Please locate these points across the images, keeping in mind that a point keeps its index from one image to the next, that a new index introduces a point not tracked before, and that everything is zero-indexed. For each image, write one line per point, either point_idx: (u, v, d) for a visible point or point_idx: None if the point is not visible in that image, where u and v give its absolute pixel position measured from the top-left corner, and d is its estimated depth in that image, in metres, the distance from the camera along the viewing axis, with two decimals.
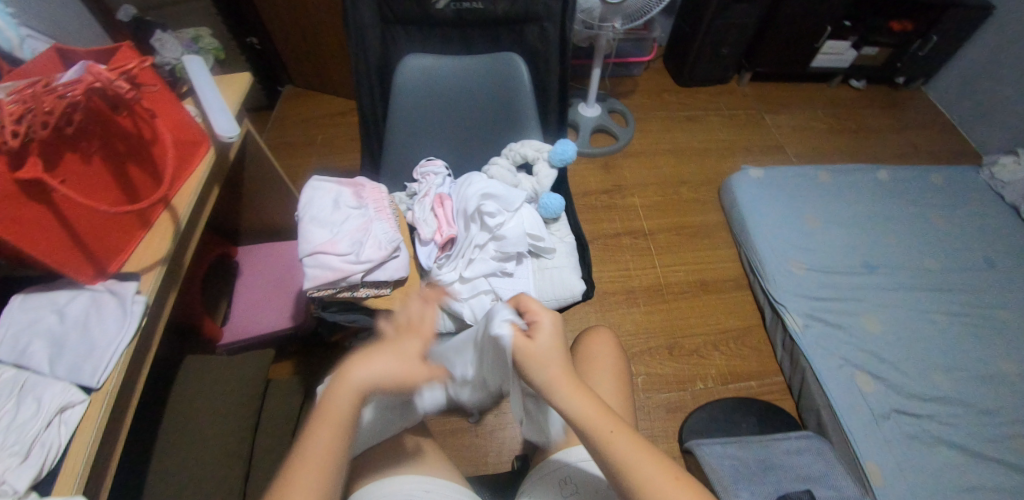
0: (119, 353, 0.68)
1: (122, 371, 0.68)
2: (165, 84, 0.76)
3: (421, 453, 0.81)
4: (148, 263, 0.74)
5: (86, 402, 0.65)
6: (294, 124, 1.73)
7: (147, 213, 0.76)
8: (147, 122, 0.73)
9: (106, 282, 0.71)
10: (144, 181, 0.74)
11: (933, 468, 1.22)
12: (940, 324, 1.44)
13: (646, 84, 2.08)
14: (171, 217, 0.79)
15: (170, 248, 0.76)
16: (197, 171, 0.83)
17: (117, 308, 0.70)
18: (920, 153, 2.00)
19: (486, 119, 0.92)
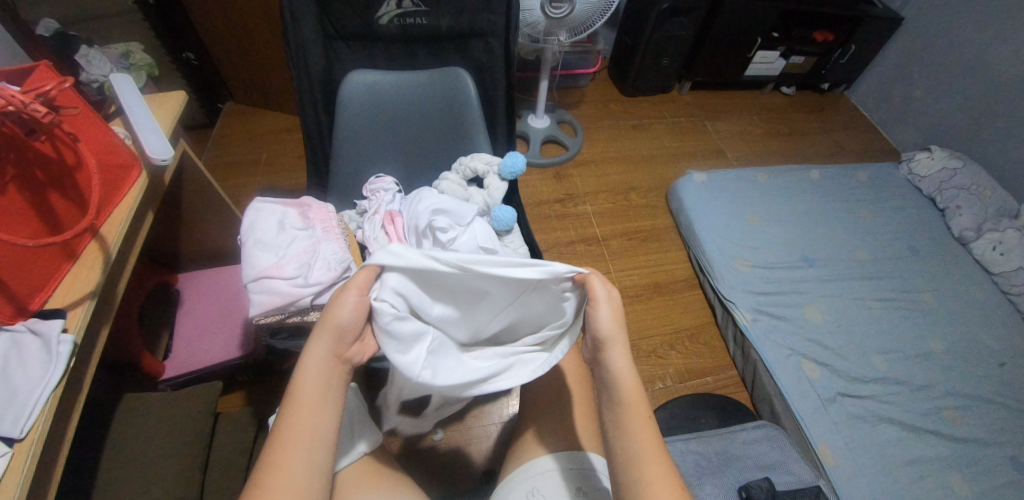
0: (43, 398, 0.63)
1: (48, 418, 0.63)
2: (89, 106, 0.71)
3: (385, 478, 0.78)
4: (76, 298, 0.69)
5: (9, 454, 0.60)
6: (237, 142, 1.66)
7: (73, 244, 0.71)
8: (70, 146, 0.68)
9: (27, 320, 0.66)
10: (68, 209, 0.69)
11: (877, 445, 1.29)
12: (875, 310, 1.54)
13: (592, 94, 2.13)
14: (100, 246, 0.74)
15: (100, 281, 0.71)
16: (128, 197, 0.78)
17: (40, 350, 0.64)
18: (847, 152, 2.14)
19: (435, 132, 0.91)
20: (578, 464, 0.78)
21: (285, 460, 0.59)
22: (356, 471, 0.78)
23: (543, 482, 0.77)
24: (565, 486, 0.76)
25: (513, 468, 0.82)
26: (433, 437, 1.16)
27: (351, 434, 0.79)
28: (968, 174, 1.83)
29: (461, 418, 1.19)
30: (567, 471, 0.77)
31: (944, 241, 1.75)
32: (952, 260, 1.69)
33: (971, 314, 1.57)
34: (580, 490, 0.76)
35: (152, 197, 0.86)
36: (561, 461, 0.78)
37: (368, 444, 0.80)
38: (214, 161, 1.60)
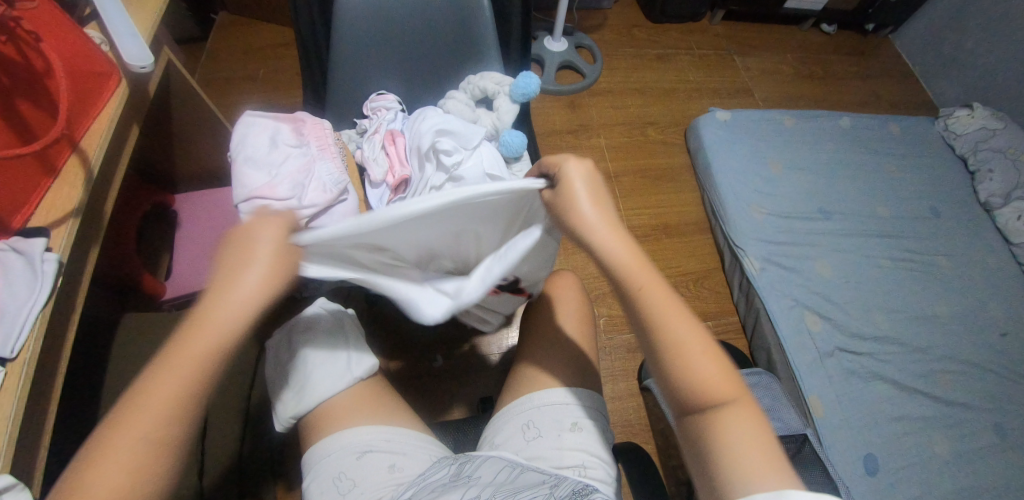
0: (32, 318, 0.60)
1: (39, 337, 0.61)
2: (49, 1, 0.65)
3: (381, 405, 0.77)
4: (59, 217, 0.66)
5: (2, 373, 0.58)
6: (235, 52, 1.58)
7: (51, 157, 0.67)
8: (34, 47, 0.63)
9: (10, 240, 0.63)
10: (40, 119, 0.66)
11: (868, 402, 1.30)
12: (886, 269, 1.50)
13: (617, 19, 1.98)
14: (81, 160, 0.70)
15: (83, 199, 0.68)
16: (108, 108, 0.75)
17: (24, 268, 0.62)
18: (881, 102, 2.02)
19: (444, 46, 0.83)
20: (574, 400, 0.77)
21: (148, 411, 0.50)
22: (352, 396, 0.76)
23: (540, 416, 0.76)
24: (561, 420, 0.76)
25: (509, 399, 0.81)
26: (431, 364, 1.16)
27: (347, 359, 0.77)
28: (1007, 137, 1.74)
29: (459, 345, 1.19)
30: (563, 406, 0.77)
31: (968, 204, 1.68)
32: (974, 225, 1.64)
33: (984, 281, 1.53)
34: (576, 425, 0.76)
35: (138, 106, 0.82)
36: (558, 395, 0.77)
37: (365, 370, 0.77)
38: (211, 75, 1.52)
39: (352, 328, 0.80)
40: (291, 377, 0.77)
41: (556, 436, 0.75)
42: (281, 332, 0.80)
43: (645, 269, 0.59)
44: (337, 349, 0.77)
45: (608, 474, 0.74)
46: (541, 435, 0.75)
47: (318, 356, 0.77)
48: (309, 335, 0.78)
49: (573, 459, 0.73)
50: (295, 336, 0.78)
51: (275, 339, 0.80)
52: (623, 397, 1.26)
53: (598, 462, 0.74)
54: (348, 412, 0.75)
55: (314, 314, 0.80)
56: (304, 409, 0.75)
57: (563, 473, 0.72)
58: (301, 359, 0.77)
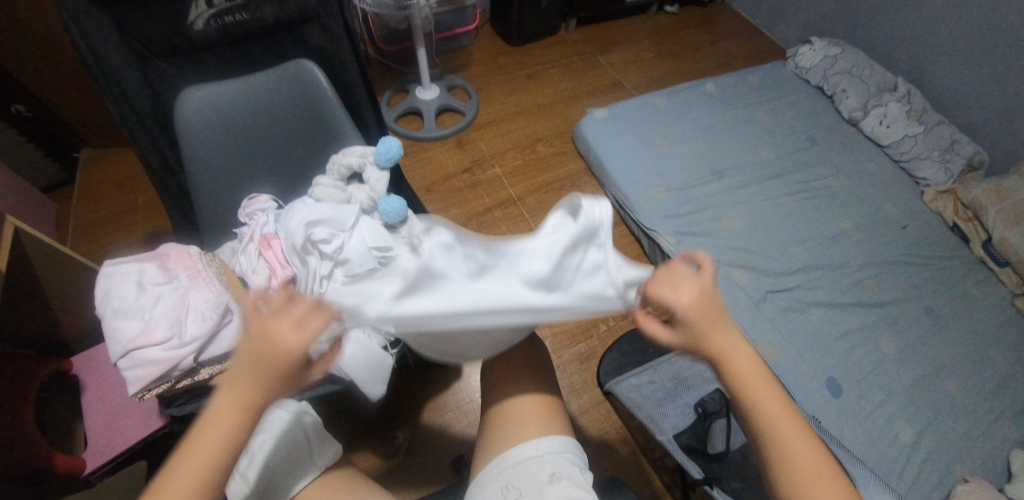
0: None
1: None
2: None
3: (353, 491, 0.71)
4: None
5: None
6: (103, 192, 1.49)
7: None
8: None
9: None
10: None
11: (810, 331, 1.37)
12: (786, 206, 1.61)
13: (479, 52, 2.05)
14: None
15: None
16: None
17: None
18: (737, 59, 2.19)
19: (300, 136, 0.87)
20: (546, 449, 0.74)
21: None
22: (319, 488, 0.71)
23: (515, 474, 0.72)
24: (537, 474, 0.72)
25: (480, 466, 0.77)
26: (393, 441, 1.11)
27: None
28: (848, 59, 1.93)
29: (418, 412, 1.15)
30: (537, 460, 0.73)
31: (837, 125, 1.84)
32: (847, 142, 1.79)
33: (872, 188, 1.67)
34: (554, 476, 0.72)
35: None
36: (528, 450, 0.74)
37: (330, 458, 0.73)
38: (86, 221, 1.43)
39: (311, 418, 0.74)
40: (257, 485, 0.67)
41: (537, 492, 0.70)
42: (235, 438, 0.70)
43: (759, 383, 0.60)
44: (301, 449, 0.71)
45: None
46: (522, 494, 0.71)
47: (281, 457, 0.70)
48: (268, 438, 0.70)
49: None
50: (252, 441, 0.69)
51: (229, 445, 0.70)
52: (592, 407, 1.27)
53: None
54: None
55: (271, 413, 0.71)
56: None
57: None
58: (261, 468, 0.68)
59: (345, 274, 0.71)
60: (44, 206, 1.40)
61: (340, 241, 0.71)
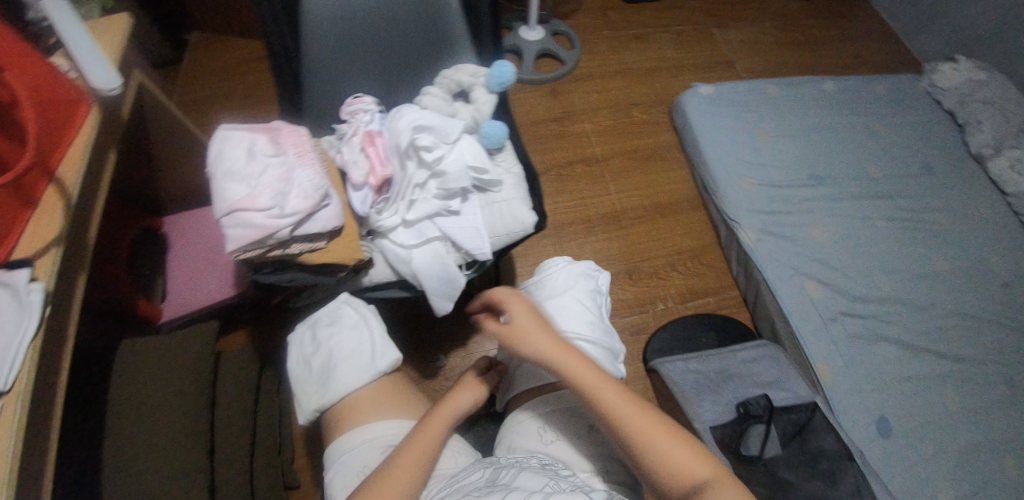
0: (24, 348, 0.54)
1: (33, 369, 0.55)
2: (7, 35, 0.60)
3: (404, 400, 0.73)
4: (43, 246, 0.60)
5: None
6: (209, 75, 1.56)
7: (26, 188, 0.61)
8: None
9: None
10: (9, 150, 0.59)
11: (875, 364, 1.29)
12: (882, 230, 1.49)
13: (592, 2, 1.96)
14: (58, 190, 0.64)
15: (67, 227, 0.62)
16: (79, 138, 0.68)
17: (10, 299, 0.55)
18: (864, 63, 2.01)
19: (419, 44, 0.86)
20: None
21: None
22: (376, 391, 0.72)
23: (556, 418, 0.74)
24: (577, 424, 0.73)
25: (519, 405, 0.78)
26: (435, 363, 1.14)
27: (370, 352, 0.73)
28: (992, 88, 1.73)
29: (463, 342, 1.17)
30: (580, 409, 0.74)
31: (959, 158, 1.67)
32: (967, 178, 1.63)
33: (981, 234, 1.52)
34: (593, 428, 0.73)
35: (112, 132, 0.76)
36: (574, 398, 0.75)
37: (390, 364, 0.73)
38: (190, 99, 1.50)
39: (373, 319, 0.76)
40: (318, 371, 0.72)
41: (575, 440, 0.72)
42: (306, 326, 0.76)
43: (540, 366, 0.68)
44: (362, 346, 0.73)
45: (630, 480, 0.71)
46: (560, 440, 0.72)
47: (346, 349, 0.73)
48: (335, 330, 0.74)
49: (594, 464, 0.70)
50: (321, 331, 0.74)
51: (299, 332, 0.76)
52: (631, 380, 1.25)
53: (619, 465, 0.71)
54: (369, 408, 0.70)
55: (340, 308, 0.76)
56: (328, 401, 0.71)
57: (585, 478, 0.69)
58: (328, 355, 0.73)
59: (439, 186, 0.70)
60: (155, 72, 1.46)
61: (436, 150, 0.69)
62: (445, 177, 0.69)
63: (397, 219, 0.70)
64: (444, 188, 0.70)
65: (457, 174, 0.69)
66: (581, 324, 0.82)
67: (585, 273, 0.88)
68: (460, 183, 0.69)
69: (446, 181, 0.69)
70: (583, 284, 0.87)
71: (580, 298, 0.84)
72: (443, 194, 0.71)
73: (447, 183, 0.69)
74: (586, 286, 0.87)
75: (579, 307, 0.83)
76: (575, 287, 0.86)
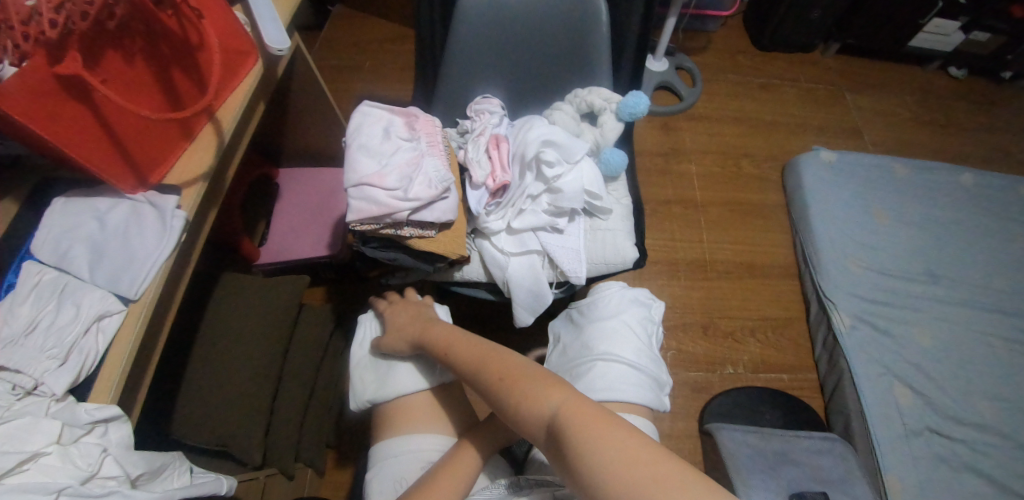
0: (156, 267, 0.59)
1: (158, 288, 0.60)
2: None
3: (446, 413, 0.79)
4: (190, 178, 0.66)
5: (124, 313, 0.57)
6: (346, 46, 1.66)
7: (190, 123, 0.66)
8: (195, 24, 0.62)
9: (147, 193, 0.63)
10: (187, 86, 0.65)
11: (957, 493, 1.16)
12: (995, 349, 1.35)
13: (723, 43, 1.91)
14: (214, 130, 0.69)
15: (214, 165, 0.67)
16: (241, 87, 0.73)
17: (156, 221, 0.61)
18: (1011, 161, 1.82)
19: (558, 59, 0.86)
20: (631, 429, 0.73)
21: None
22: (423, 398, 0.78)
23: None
24: None
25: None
26: None
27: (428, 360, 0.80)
28: None
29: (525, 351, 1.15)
30: None
31: None
32: None
33: None
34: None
35: (265, 85, 0.82)
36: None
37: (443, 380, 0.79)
38: (324, 65, 1.61)
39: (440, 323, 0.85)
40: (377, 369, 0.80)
41: None
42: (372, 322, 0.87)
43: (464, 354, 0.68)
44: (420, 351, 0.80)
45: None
46: None
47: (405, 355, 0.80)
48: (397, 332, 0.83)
49: None
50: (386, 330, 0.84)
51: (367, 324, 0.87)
52: (682, 437, 1.20)
53: None
54: (417, 414, 0.77)
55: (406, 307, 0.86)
56: (382, 396, 0.78)
57: None
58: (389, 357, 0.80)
59: (551, 202, 0.71)
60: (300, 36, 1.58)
61: (559, 167, 0.70)
62: (560, 195, 0.70)
63: (503, 224, 0.71)
64: (556, 206, 0.71)
65: (573, 195, 0.70)
66: (626, 352, 0.77)
67: (638, 298, 0.83)
68: (575, 204, 0.70)
69: (561, 198, 0.70)
70: (635, 309, 0.82)
71: (630, 325, 0.79)
72: (553, 212, 0.72)
73: (563, 201, 0.70)
74: (639, 314, 0.81)
75: (628, 335, 0.78)
76: (625, 312, 0.81)
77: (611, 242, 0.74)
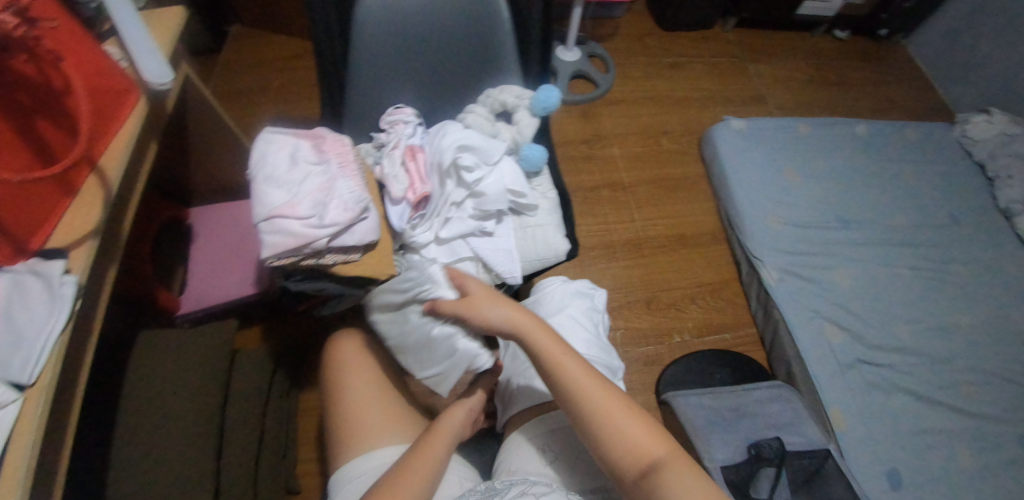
0: (51, 342, 0.54)
1: (58, 364, 0.55)
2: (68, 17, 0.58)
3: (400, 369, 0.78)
4: (78, 237, 0.60)
5: (20, 402, 0.51)
6: (248, 71, 1.57)
7: (68, 176, 0.61)
8: (56, 70, 0.57)
9: (27, 261, 0.57)
10: (58, 137, 0.59)
11: (891, 416, 1.26)
12: (906, 279, 1.47)
13: (628, 26, 1.97)
14: (99, 180, 0.64)
15: (103, 219, 0.62)
16: (124, 128, 0.67)
17: (42, 291, 0.55)
18: (896, 108, 1.99)
19: (465, 61, 0.85)
20: None
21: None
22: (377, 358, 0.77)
23: (555, 438, 0.73)
24: (575, 443, 0.73)
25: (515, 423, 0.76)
26: None
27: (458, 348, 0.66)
28: None
29: None
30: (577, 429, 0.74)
31: (988, 212, 1.64)
32: (995, 233, 1.60)
33: (1006, 292, 1.49)
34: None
35: (154, 122, 0.76)
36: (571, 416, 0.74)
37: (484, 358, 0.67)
38: (226, 93, 1.52)
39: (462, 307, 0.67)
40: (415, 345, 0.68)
41: (574, 460, 0.72)
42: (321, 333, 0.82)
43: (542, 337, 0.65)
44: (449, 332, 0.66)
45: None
46: (558, 458, 0.71)
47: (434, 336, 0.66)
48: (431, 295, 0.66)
49: (591, 482, 0.71)
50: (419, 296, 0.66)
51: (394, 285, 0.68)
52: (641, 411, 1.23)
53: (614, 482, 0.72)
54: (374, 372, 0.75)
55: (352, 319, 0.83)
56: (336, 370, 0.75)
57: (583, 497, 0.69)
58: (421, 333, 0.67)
59: (476, 207, 0.70)
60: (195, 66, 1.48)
61: (477, 169, 0.69)
62: (484, 196, 0.69)
63: (431, 235, 0.70)
64: (482, 209, 0.70)
65: (496, 194, 0.69)
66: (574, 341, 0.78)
67: (580, 290, 0.85)
68: (500, 205, 0.69)
69: (484, 200, 0.69)
70: (578, 301, 0.83)
71: (576, 317, 0.81)
72: (480, 216, 0.71)
73: (487, 203, 0.69)
74: (583, 305, 0.83)
75: (576, 326, 0.80)
76: (568, 305, 0.82)
77: (542, 240, 0.74)
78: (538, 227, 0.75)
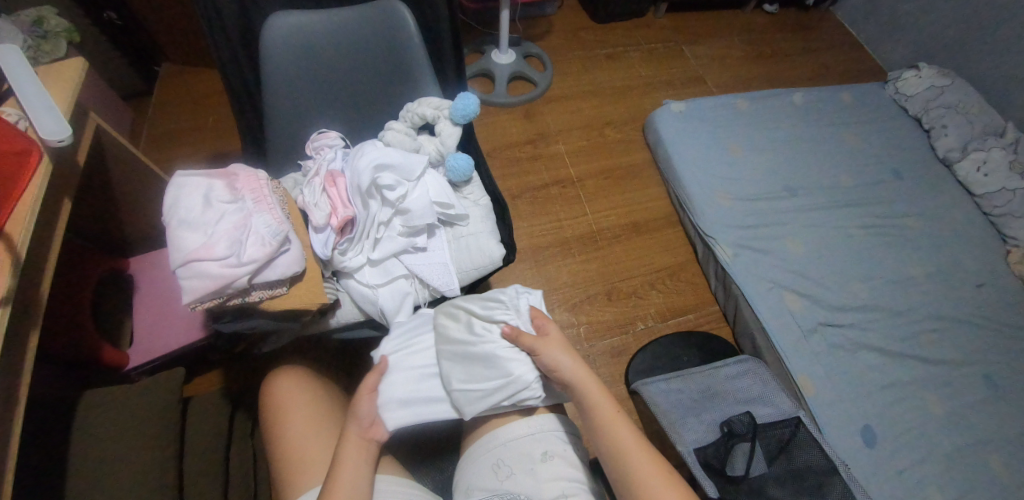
0: None
1: None
2: None
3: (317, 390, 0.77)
4: None
5: None
6: (179, 110, 1.53)
7: None
8: None
9: None
10: None
11: (857, 373, 1.29)
12: (856, 238, 1.51)
13: (563, 23, 1.99)
14: (6, 246, 0.63)
15: (14, 284, 0.61)
16: (29, 191, 0.66)
17: None
18: (831, 74, 2.05)
19: (383, 78, 0.85)
20: (539, 428, 0.73)
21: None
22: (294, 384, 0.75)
23: (508, 452, 0.72)
24: (530, 453, 0.71)
25: (472, 442, 0.76)
26: None
27: None
28: (955, 92, 1.77)
29: None
30: (530, 438, 0.72)
31: (927, 163, 1.70)
32: (936, 183, 1.65)
33: (952, 239, 1.54)
34: (546, 454, 0.71)
35: (64, 179, 0.74)
36: (522, 428, 0.73)
37: None
38: (159, 136, 1.48)
39: None
40: None
41: (530, 470, 0.70)
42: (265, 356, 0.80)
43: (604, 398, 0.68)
44: None
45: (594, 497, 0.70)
46: (514, 471, 0.70)
47: None
48: None
49: (552, 491, 0.68)
50: None
51: None
52: None
53: (579, 487, 0.69)
54: (297, 396, 0.74)
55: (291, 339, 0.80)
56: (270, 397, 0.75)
57: None
58: None
59: (404, 224, 0.73)
60: (122, 113, 1.44)
61: (401, 189, 0.72)
62: (411, 214, 0.72)
63: (363, 258, 0.72)
64: (410, 225, 0.73)
65: (423, 211, 0.72)
66: (457, 368, 0.72)
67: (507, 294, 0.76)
68: (428, 220, 0.72)
69: (412, 218, 0.72)
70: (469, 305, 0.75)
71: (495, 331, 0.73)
72: (410, 232, 0.74)
73: (415, 220, 0.72)
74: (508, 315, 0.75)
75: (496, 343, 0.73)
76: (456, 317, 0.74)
77: (476, 248, 0.78)
78: (472, 235, 0.79)
